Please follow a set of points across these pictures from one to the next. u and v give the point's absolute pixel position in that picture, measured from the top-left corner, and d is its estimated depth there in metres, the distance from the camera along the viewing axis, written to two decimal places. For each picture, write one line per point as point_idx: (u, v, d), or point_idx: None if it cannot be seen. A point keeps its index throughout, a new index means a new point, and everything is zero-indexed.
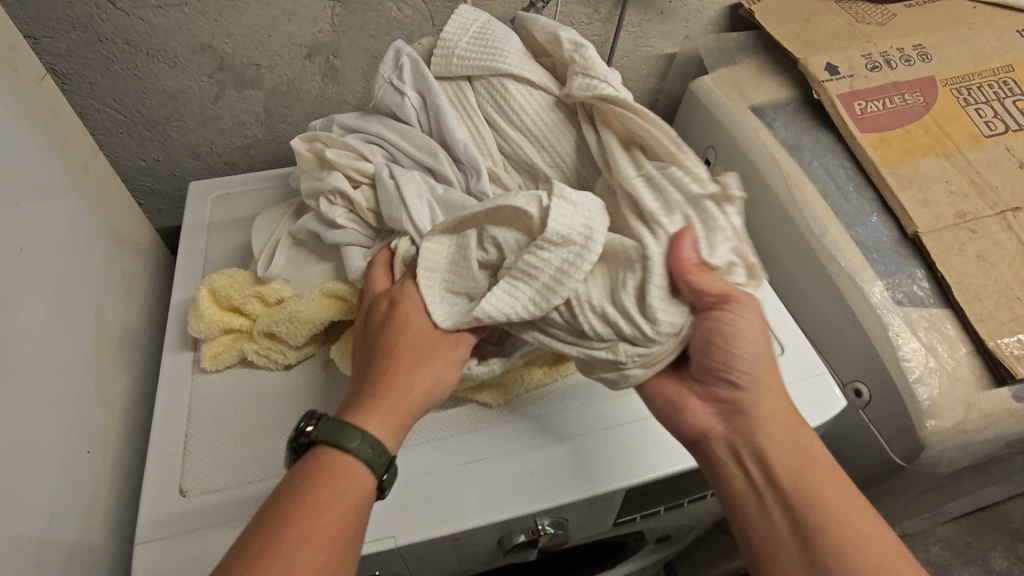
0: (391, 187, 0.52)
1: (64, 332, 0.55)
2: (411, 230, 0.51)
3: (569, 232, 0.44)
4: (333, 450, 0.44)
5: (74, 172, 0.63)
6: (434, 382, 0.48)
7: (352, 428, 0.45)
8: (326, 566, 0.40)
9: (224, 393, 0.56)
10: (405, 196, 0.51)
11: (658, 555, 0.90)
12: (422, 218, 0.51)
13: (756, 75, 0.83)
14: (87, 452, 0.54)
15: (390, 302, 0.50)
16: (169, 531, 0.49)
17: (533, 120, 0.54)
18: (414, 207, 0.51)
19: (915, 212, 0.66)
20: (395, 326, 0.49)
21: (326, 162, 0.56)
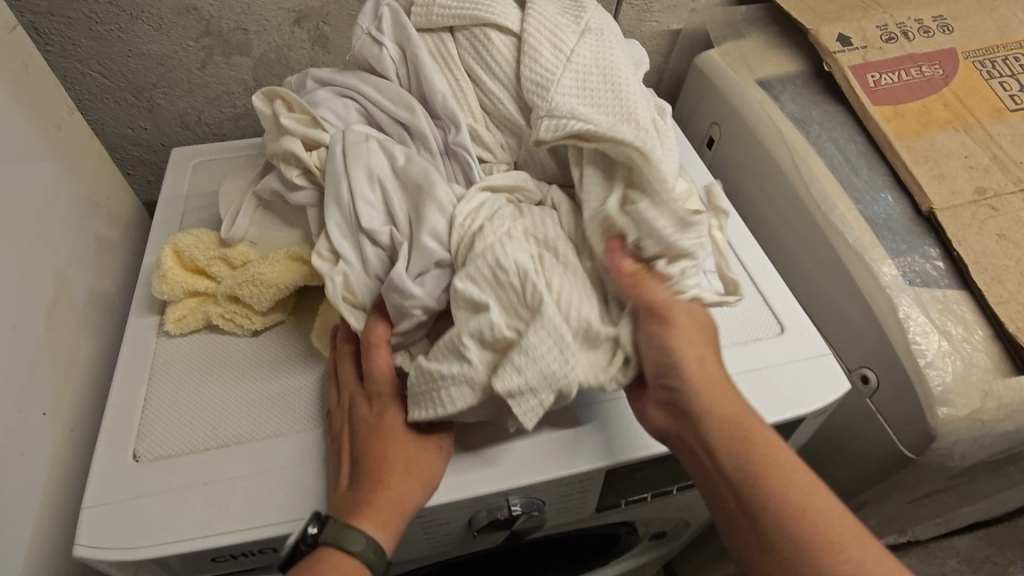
0: (339, 165, 0.47)
1: (24, 290, 0.53)
2: (351, 223, 0.46)
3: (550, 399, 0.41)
4: (336, 555, 0.40)
5: (45, 131, 0.61)
6: (424, 495, 0.43)
7: (354, 532, 0.41)
8: None
9: (187, 357, 0.54)
10: (352, 165, 0.46)
11: (653, 554, 0.86)
12: (366, 201, 0.46)
13: (764, 48, 0.78)
14: (40, 413, 0.52)
15: (377, 410, 0.45)
16: (116, 496, 0.46)
17: (514, 79, 0.50)
18: (362, 204, 0.46)
19: (930, 187, 0.62)
20: (387, 432, 0.44)
21: (281, 128, 0.51)
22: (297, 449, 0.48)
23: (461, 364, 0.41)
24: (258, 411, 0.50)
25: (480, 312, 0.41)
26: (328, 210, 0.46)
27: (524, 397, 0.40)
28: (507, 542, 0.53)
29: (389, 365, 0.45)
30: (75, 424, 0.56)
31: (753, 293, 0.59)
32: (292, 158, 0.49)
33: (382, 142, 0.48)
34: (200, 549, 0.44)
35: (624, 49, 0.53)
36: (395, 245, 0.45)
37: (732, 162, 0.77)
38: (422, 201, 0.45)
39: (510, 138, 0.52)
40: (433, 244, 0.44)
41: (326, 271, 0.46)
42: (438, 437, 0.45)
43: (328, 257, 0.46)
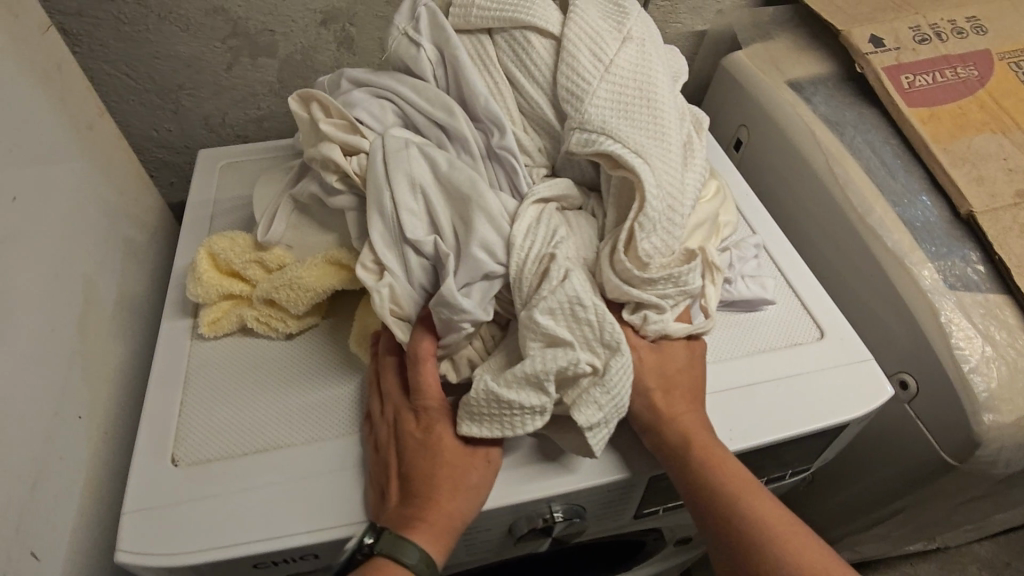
0: (380, 171, 0.44)
1: (59, 293, 0.53)
2: (397, 233, 0.44)
3: (605, 425, 0.42)
4: (389, 565, 0.40)
5: (76, 132, 0.61)
6: (473, 506, 0.43)
7: (406, 543, 0.41)
8: None
9: (223, 360, 0.54)
10: (393, 170, 0.44)
11: (678, 559, 0.85)
12: (411, 211, 0.44)
13: (794, 49, 0.78)
14: (77, 417, 0.51)
15: (425, 424, 0.44)
16: (155, 502, 0.45)
17: (553, 85, 0.49)
18: (405, 212, 0.44)
19: (969, 190, 0.61)
20: (436, 446, 0.44)
21: (319, 131, 0.49)
22: (338, 453, 0.47)
23: (541, 396, 0.40)
24: (296, 416, 0.50)
25: (558, 348, 0.41)
26: (371, 220, 0.44)
27: (598, 427, 0.42)
28: (547, 548, 0.53)
29: (437, 381, 0.45)
30: (110, 427, 0.56)
31: (791, 298, 0.58)
32: (331, 163, 0.47)
33: (422, 147, 0.46)
34: (243, 556, 0.44)
35: (664, 58, 0.52)
36: (439, 255, 0.44)
37: (761, 165, 0.76)
38: (470, 210, 0.44)
39: (550, 142, 0.52)
40: (484, 255, 0.43)
41: (372, 284, 0.44)
42: (486, 450, 0.44)
43: (373, 268, 0.44)
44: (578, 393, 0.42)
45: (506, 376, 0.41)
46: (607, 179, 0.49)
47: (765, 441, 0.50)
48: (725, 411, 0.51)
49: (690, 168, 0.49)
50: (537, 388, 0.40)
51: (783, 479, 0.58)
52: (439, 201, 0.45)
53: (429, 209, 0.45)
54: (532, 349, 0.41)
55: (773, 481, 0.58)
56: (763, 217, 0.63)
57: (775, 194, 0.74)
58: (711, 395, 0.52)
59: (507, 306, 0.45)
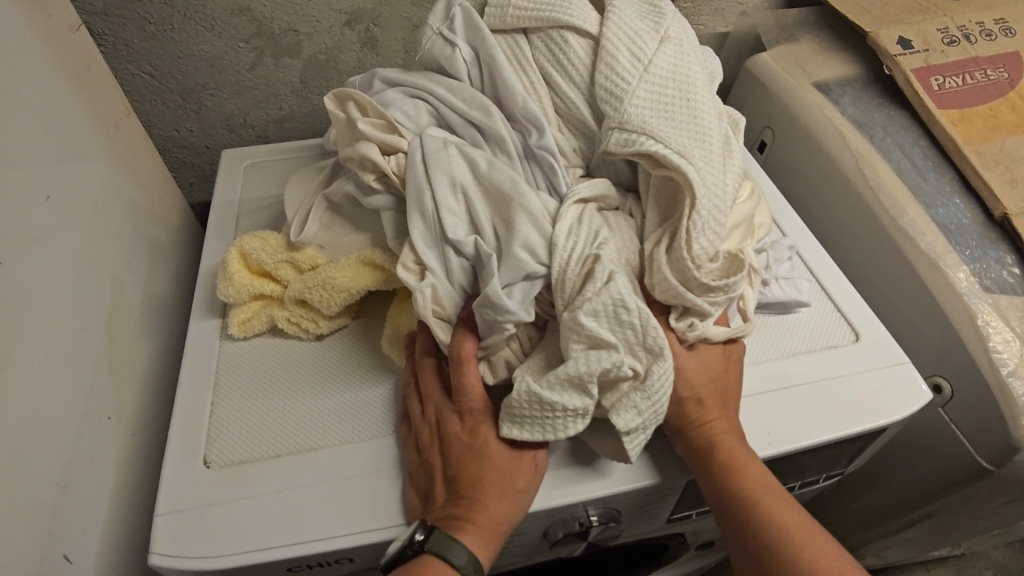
0: (420, 172, 0.44)
1: (87, 292, 0.52)
2: (438, 233, 0.43)
3: (644, 432, 0.41)
4: (440, 565, 0.40)
5: (104, 132, 0.60)
6: (519, 508, 0.42)
7: (451, 542, 0.40)
8: None
9: (253, 361, 0.53)
10: (432, 170, 0.44)
11: (700, 562, 0.84)
12: (450, 211, 0.44)
13: (819, 51, 0.77)
14: (107, 417, 0.51)
15: (469, 426, 0.44)
16: (189, 503, 0.45)
17: (590, 85, 0.49)
18: (446, 212, 0.43)
19: (1003, 192, 0.60)
20: (481, 448, 0.43)
21: (354, 130, 0.49)
22: (373, 455, 0.47)
23: (584, 398, 0.40)
24: (329, 418, 0.49)
25: (601, 350, 0.40)
26: (411, 219, 0.43)
27: (635, 432, 0.41)
28: (579, 552, 0.52)
29: (478, 383, 0.44)
30: (138, 427, 0.56)
31: (825, 301, 0.57)
32: (368, 163, 0.47)
33: (461, 146, 0.46)
34: (279, 559, 0.43)
35: (701, 59, 0.52)
36: (481, 254, 0.43)
37: (786, 166, 0.76)
38: (511, 209, 0.43)
39: (586, 142, 0.51)
40: (527, 255, 0.42)
41: (414, 285, 0.43)
42: (532, 453, 0.43)
43: (413, 268, 0.44)
44: (618, 396, 0.41)
45: (550, 378, 0.40)
46: (646, 178, 0.49)
47: (810, 444, 0.49)
48: (761, 414, 0.51)
49: (729, 169, 0.49)
50: (580, 390, 0.40)
51: (816, 483, 0.58)
52: (479, 201, 0.44)
53: (469, 208, 0.44)
54: (574, 351, 0.40)
55: (805, 486, 0.57)
56: (794, 219, 0.62)
57: (802, 196, 0.74)
58: (749, 399, 0.51)
59: (547, 307, 0.45)
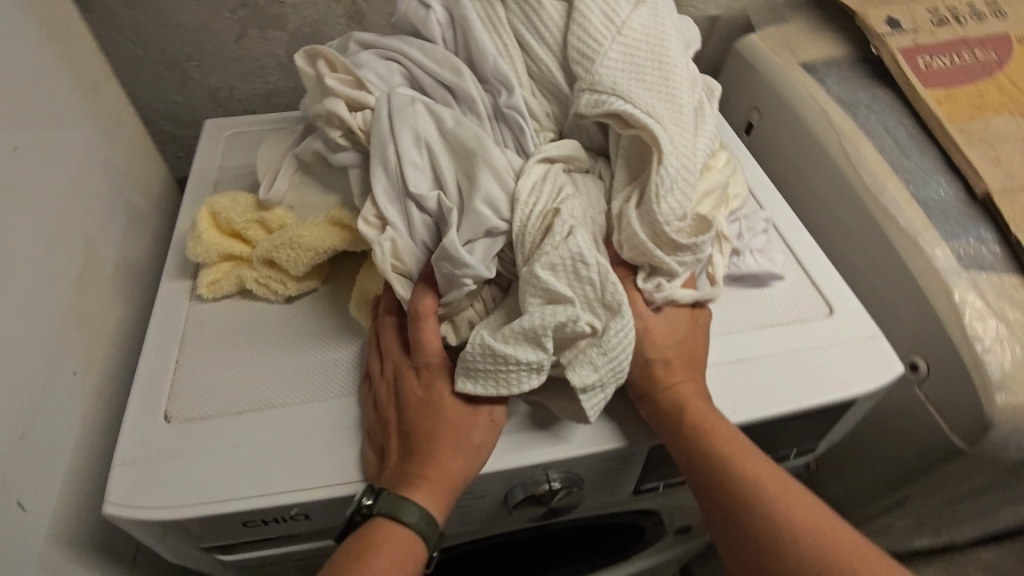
0: (385, 128, 0.44)
1: (57, 248, 0.52)
2: (400, 186, 0.43)
3: (602, 391, 0.41)
4: (390, 525, 0.40)
5: (83, 94, 0.60)
6: (473, 466, 0.42)
7: (404, 501, 0.40)
8: None
9: (220, 321, 0.53)
10: (396, 124, 0.44)
11: (681, 550, 0.83)
12: (413, 165, 0.43)
13: (808, 32, 0.77)
14: (71, 373, 0.51)
15: (425, 382, 0.44)
16: (146, 456, 0.45)
17: (563, 49, 0.49)
18: (408, 166, 0.43)
19: (985, 170, 0.60)
20: (437, 404, 0.43)
21: (324, 87, 0.49)
22: (334, 412, 0.47)
23: (539, 352, 0.39)
24: (291, 377, 0.49)
25: (558, 305, 0.40)
26: (374, 174, 0.43)
27: (593, 390, 0.41)
28: (542, 520, 0.52)
29: (437, 340, 0.44)
30: (105, 386, 0.56)
31: (800, 275, 0.57)
32: (336, 119, 0.47)
33: (428, 103, 0.45)
34: (234, 511, 0.43)
35: (677, 25, 0.51)
36: (443, 210, 0.43)
37: (771, 147, 0.75)
38: (475, 164, 0.43)
39: (559, 105, 0.51)
40: (488, 209, 0.42)
41: (374, 237, 0.43)
42: (489, 409, 0.43)
43: (374, 222, 0.44)
44: (575, 352, 0.41)
45: (507, 330, 0.39)
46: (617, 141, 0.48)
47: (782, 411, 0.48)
48: (727, 383, 0.50)
49: (701, 133, 0.48)
50: (536, 344, 0.39)
51: (788, 460, 0.57)
52: (444, 157, 0.44)
53: (433, 164, 0.44)
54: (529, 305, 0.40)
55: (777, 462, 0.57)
56: (773, 195, 0.62)
57: (786, 177, 0.73)
58: (717, 368, 0.51)
59: (510, 266, 0.44)
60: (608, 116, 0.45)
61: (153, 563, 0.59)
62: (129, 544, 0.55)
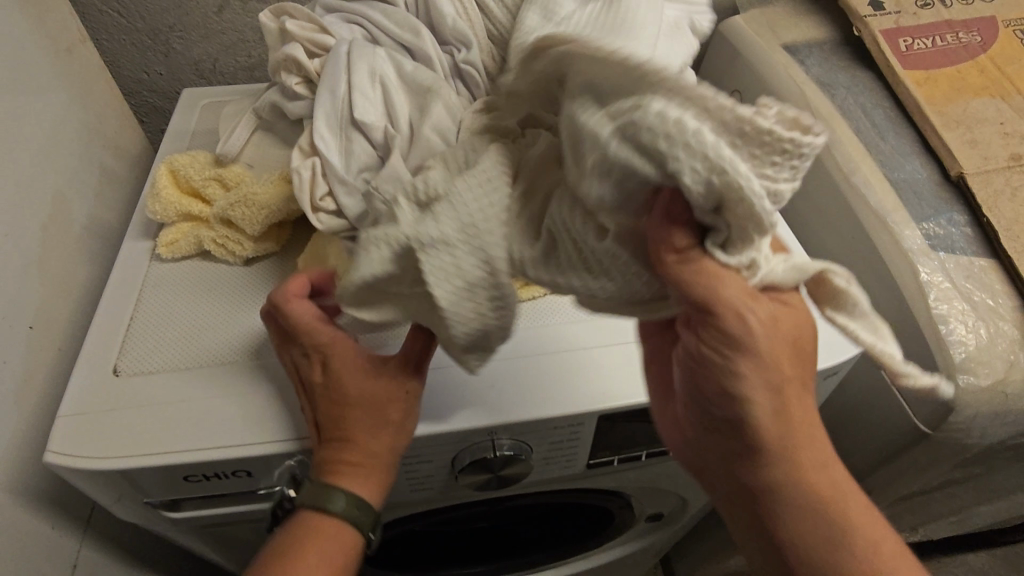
0: (342, 63, 0.47)
1: (22, 205, 0.52)
2: (346, 112, 0.46)
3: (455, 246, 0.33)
4: (318, 516, 0.42)
5: (56, 56, 0.61)
6: (395, 439, 0.43)
7: (327, 489, 0.42)
8: None
9: (177, 280, 0.53)
10: (352, 60, 0.47)
11: (654, 542, 0.81)
12: (362, 98, 0.46)
13: (792, 13, 0.75)
14: (29, 327, 0.51)
15: (319, 367, 0.42)
16: (92, 407, 0.45)
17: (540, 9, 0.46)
18: (358, 95, 0.45)
19: (961, 152, 0.58)
20: (340, 387, 0.42)
21: (287, 35, 0.51)
22: (280, 371, 0.47)
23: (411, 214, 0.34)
24: (242, 335, 0.49)
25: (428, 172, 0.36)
26: (319, 98, 0.46)
27: (444, 249, 0.33)
28: (491, 488, 0.51)
29: (315, 318, 0.42)
30: (65, 344, 0.56)
31: None
32: (295, 64, 0.50)
33: (392, 53, 0.47)
34: (173, 464, 0.43)
35: None
36: (388, 142, 0.45)
37: None
38: (427, 101, 0.45)
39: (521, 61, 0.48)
40: (436, 142, 0.43)
41: (299, 165, 0.46)
42: (402, 382, 0.42)
43: (307, 150, 0.47)
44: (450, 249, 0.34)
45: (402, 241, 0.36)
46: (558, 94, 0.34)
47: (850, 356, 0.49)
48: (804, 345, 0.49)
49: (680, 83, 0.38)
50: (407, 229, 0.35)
51: None
52: (398, 97, 0.46)
53: (386, 106, 0.46)
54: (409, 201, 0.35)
55: None
56: None
57: None
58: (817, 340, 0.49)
59: None
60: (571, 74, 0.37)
61: (108, 524, 0.59)
62: (83, 503, 0.55)
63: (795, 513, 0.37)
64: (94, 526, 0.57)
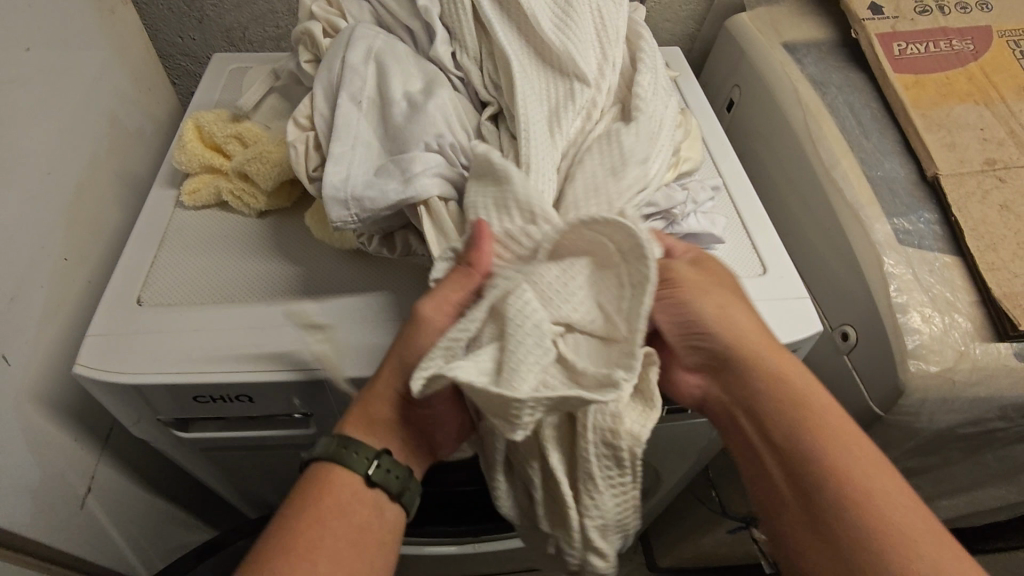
0: (343, 43, 0.52)
1: (65, 150, 0.58)
2: (340, 85, 0.50)
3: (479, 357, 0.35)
4: (337, 470, 0.43)
5: (99, 17, 0.66)
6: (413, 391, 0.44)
7: (342, 440, 0.43)
8: (355, 541, 0.41)
9: (198, 226, 0.58)
10: (352, 39, 0.51)
11: (634, 513, 0.83)
12: (356, 75, 0.50)
13: (797, 13, 0.77)
14: (64, 260, 0.57)
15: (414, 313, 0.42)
16: (117, 331, 0.50)
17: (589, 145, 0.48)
18: (350, 71, 0.50)
19: (938, 153, 0.61)
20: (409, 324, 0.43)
21: (310, 12, 0.57)
22: (283, 309, 0.51)
23: (572, 340, 0.38)
24: (255, 279, 0.54)
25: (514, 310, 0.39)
26: (319, 74, 0.51)
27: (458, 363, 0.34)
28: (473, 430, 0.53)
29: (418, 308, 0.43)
30: (94, 278, 0.61)
31: (741, 236, 0.58)
32: (310, 37, 0.55)
33: (389, 38, 0.53)
34: (186, 384, 0.48)
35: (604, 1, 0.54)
36: (382, 123, 0.49)
37: (746, 125, 0.77)
38: (434, 87, 0.50)
39: (489, 81, 0.51)
40: (440, 124, 0.48)
41: (295, 136, 0.51)
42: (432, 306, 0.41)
43: (303, 124, 0.51)
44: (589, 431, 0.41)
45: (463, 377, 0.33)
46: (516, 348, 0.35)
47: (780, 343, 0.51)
48: None
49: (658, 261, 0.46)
50: (510, 387, 0.33)
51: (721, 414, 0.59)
52: (394, 72, 0.50)
53: (377, 86, 0.50)
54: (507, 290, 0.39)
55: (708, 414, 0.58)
56: (732, 160, 0.64)
57: (756, 154, 0.75)
58: None
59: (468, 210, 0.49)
60: (543, 157, 0.45)
61: (123, 444, 0.65)
62: (103, 423, 0.61)
63: (814, 479, 0.41)
64: (110, 445, 0.63)
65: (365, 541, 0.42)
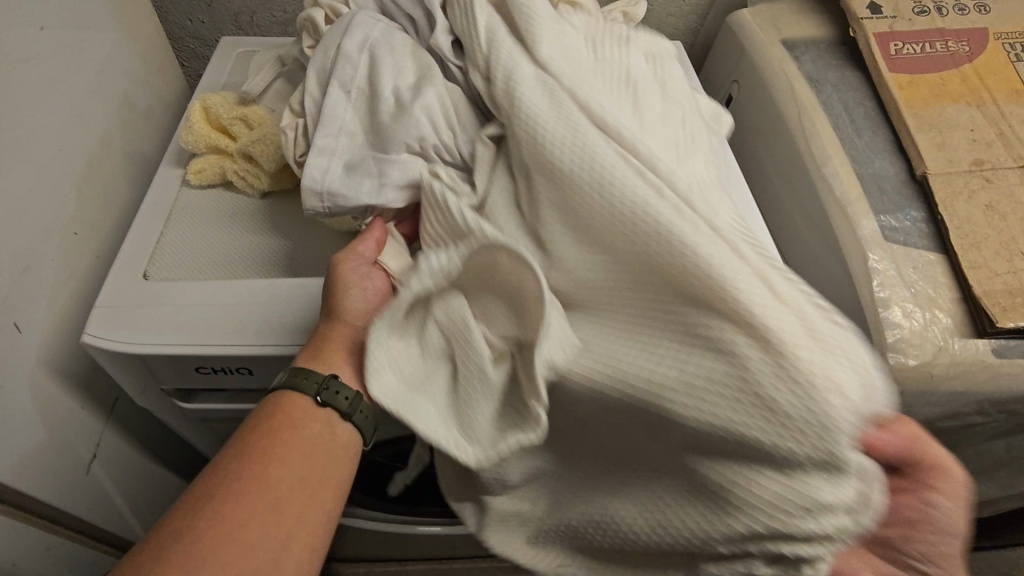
0: (340, 29, 0.53)
1: (77, 126, 0.59)
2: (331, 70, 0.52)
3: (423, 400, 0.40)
4: (293, 397, 0.44)
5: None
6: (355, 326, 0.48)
7: (299, 371, 0.45)
8: (307, 453, 0.43)
9: (204, 205, 0.60)
10: (350, 24, 0.53)
11: None
12: (348, 60, 0.51)
13: (798, 10, 0.78)
14: (73, 233, 0.59)
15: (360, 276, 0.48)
16: (122, 301, 0.52)
17: None
18: (345, 55, 0.51)
19: (928, 153, 0.62)
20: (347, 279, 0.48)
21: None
22: (280, 287, 0.53)
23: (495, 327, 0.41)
24: (256, 256, 0.56)
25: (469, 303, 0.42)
26: (313, 60, 0.52)
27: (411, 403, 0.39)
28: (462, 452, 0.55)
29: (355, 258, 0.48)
30: (102, 251, 0.63)
31: None
32: (313, 24, 0.57)
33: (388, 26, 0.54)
34: (186, 355, 0.51)
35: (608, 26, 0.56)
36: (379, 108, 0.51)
37: (743, 120, 0.78)
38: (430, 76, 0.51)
39: None
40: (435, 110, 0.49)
41: (289, 120, 0.53)
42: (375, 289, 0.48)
43: (298, 110, 0.54)
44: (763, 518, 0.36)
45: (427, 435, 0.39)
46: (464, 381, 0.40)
47: None
48: None
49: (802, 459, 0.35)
50: (467, 435, 0.39)
51: None
52: (393, 59, 0.52)
53: (372, 71, 0.51)
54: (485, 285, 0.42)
55: None
56: None
57: (752, 150, 0.76)
58: None
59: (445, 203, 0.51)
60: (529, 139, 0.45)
61: (128, 413, 0.67)
62: (109, 391, 0.64)
63: None
64: (115, 413, 0.65)
65: (316, 454, 0.43)
